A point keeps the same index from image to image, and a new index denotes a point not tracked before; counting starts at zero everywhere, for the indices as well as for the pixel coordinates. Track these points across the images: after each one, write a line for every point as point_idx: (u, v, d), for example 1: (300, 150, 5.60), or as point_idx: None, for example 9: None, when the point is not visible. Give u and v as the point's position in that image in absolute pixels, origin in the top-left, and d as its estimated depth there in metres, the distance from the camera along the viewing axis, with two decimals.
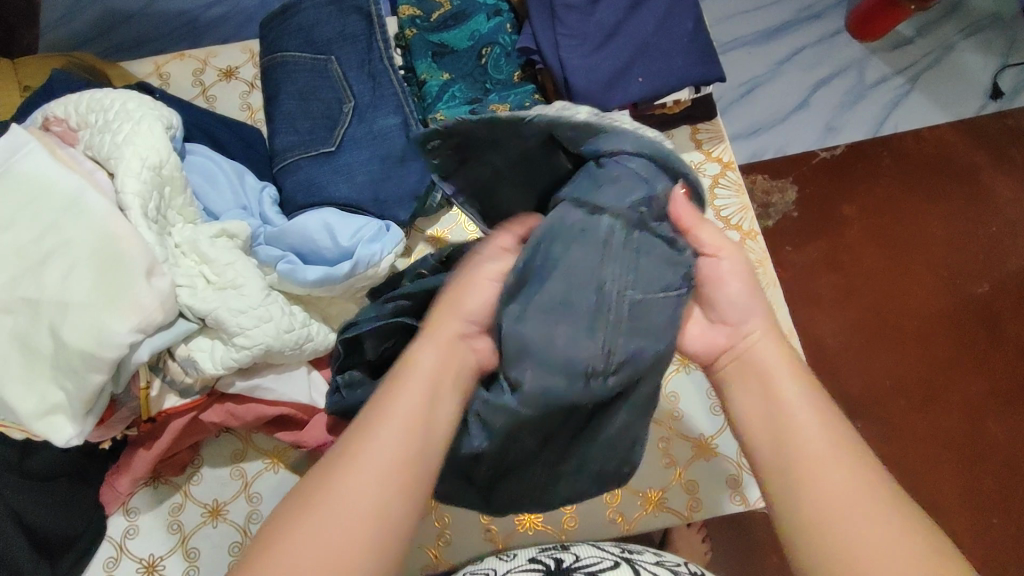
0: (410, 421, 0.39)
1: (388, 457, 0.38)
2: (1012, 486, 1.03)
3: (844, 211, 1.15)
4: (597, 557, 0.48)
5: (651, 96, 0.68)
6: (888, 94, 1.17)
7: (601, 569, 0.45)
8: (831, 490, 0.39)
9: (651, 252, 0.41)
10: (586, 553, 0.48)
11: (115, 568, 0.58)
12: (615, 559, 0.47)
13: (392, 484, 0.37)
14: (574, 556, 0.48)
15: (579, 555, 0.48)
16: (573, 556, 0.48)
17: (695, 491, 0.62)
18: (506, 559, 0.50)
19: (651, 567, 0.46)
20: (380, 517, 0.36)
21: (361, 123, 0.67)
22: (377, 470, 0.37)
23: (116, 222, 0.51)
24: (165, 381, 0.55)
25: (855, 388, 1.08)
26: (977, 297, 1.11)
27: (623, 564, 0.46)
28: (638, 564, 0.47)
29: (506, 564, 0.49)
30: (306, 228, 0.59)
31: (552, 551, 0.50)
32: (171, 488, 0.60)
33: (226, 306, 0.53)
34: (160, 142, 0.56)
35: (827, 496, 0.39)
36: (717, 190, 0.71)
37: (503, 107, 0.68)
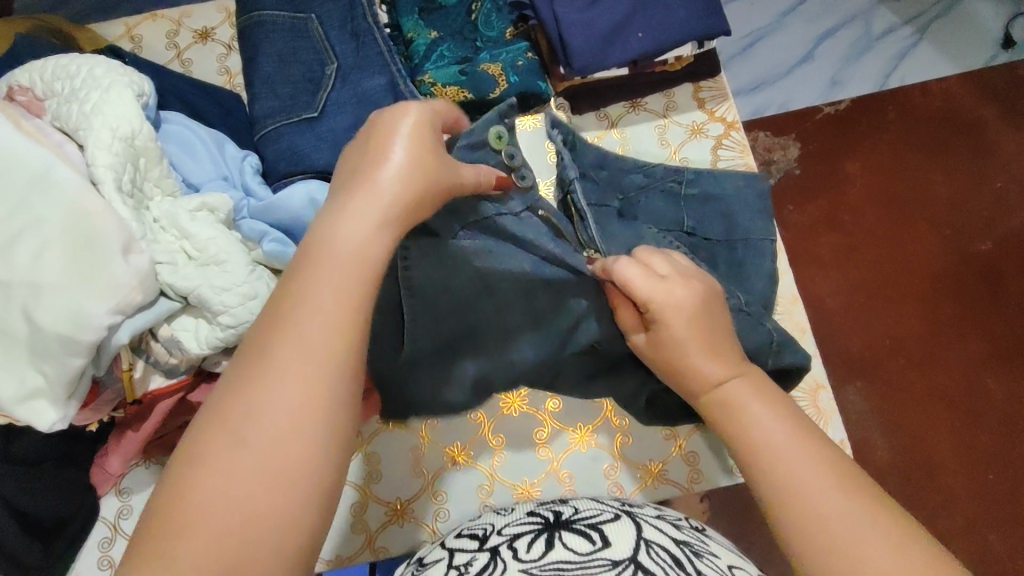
0: (297, 372, 0.33)
1: (268, 424, 0.32)
2: (1008, 439, 1.03)
3: (847, 167, 1.12)
4: (597, 509, 0.45)
5: (651, 52, 0.64)
6: (896, 46, 1.13)
7: (601, 521, 0.43)
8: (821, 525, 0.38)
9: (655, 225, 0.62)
10: (586, 506, 0.46)
11: (110, 549, 0.57)
12: (615, 512, 0.45)
13: (279, 453, 0.32)
14: (572, 509, 0.46)
15: (579, 507, 0.46)
16: (572, 509, 0.46)
17: (696, 463, 0.61)
18: (506, 514, 0.48)
19: (652, 519, 0.44)
20: (286, 437, 0.32)
21: (345, 86, 0.64)
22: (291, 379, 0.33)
23: (89, 197, 0.49)
24: (148, 362, 0.53)
25: (853, 347, 1.06)
26: (980, 254, 1.09)
27: (624, 517, 0.44)
28: (638, 517, 0.44)
29: (505, 519, 0.47)
30: (292, 204, 0.56)
31: (550, 505, 0.47)
32: (163, 468, 0.59)
33: (209, 283, 0.51)
34: (132, 111, 0.53)
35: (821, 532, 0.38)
36: (720, 151, 0.67)
37: (496, 66, 0.65)
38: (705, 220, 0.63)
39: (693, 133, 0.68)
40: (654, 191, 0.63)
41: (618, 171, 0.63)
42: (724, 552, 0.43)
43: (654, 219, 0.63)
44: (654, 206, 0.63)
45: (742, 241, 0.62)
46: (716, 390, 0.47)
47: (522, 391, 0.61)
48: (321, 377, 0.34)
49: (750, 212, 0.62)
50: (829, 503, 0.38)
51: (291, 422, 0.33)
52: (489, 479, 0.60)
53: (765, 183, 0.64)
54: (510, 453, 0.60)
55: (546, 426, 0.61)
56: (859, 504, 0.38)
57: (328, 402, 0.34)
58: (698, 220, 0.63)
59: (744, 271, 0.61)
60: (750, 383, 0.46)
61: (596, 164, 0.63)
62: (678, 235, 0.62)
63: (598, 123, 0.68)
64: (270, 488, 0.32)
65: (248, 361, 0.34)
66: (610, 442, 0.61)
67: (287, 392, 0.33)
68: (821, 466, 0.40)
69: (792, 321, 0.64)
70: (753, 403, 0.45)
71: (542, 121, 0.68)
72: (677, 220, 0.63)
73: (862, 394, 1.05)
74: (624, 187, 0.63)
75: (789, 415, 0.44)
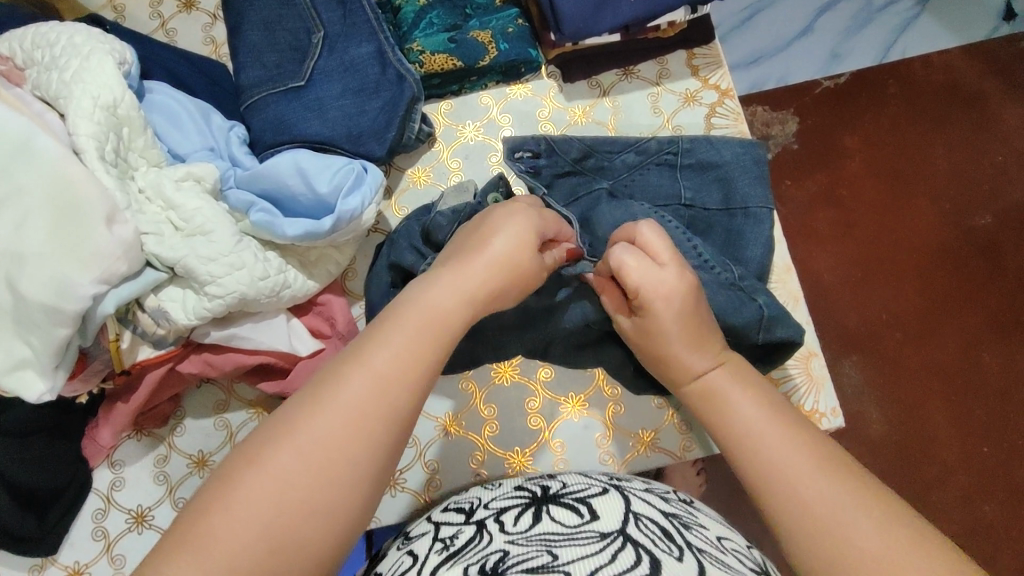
0: (357, 404, 0.34)
1: (319, 450, 0.33)
2: (1003, 414, 1.04)
3: (846, 141, 1.11)
4: (585, 483, 0.45)
5: (643, 17, 0.62)
6: (896, 18, 1.12)
7: (589, 493, 0.43)
8: (808, 505, 0.37)
9: (649, 200, 0.63)
10: (574, 480, 0.46)
11: (104, 520, 0.57)
12: (604, 486, 0.45)
13: (319, 479, 0.33)
14: (561, 483, 0.45)
15: (566, 482, 0.45)
16: (559, 483, 0.45)
17: (688, 432, 0.60)
18: (493, 488, 0.48)
19: (641, 493, 0.44)
20: (312, 478, 0.32)
21: (332, 55, 0.63)
22: (331, 428, 0.33)
23: (71, 166, 0.48)
24: (136, 333, 0.52)
25: (850, 322, 1.06)
26: (979, 229, 1.09)
27: (612, 490, 0.44)
28: (626, 490, 0.44)
29: (492, 493, 0.47)
30: (278, 172, 0.55)
31: (538, 479, 0.47)
32: (155, 440, 0.58)
33: (195, 254, 0.51)
34: (113, 79, 0.52)
35: (804, 511, 0.37)
36: (714, 119, 0.67)
37: (485, 33, 0.64)
38: (701, 189, 0.62)
39: (686, 101, 0.67)
40: (648, 167, 0.63)
41: (605, 157, 0.63)
42: (711, 523, 0.43)
43: (649, 192, 0.63)
44: (649, 179, 0.63)
45: (741, 209, 0.61)
46: (696, 380, 0.47)
47: (514, 360, 0.61)
48: (379, 416, 0.35)
49: (751, 177, 0.62)
50: (813, 490, 0.37)
51: (343, 453, 0.33)
52: (480, 449, 0.60)
53: (763, 150, 0.63)
54: (501, 423, 0.60)
55: (537, 396, 0.61)
56: (845, 490, 0.37)
57: (376, 438, 0.34)
58: (693, 190, 0.62)
59: (738, 240, 0.61)
60: (732, 370, 0.46)
61: (580, 157, 0.63)
62: (675, 208, 0.62)
63: (590, 92, 0.67)
64: (306, 512, 0.32)
65: (295, 403, 0.35)
66: (602, 411, 0.60)
67: (343, 422, 0.34)
68: (801, 444, 0.40)
69: (785, 290, 0.63)
70: (733, 391, 0.45)
71: (533, 89, 0.67)
72: (673, 193, 0.63)
73: (858, 368, 1.05)
74: (614, 169, 0.63)
75: (775, 405, 0.43)
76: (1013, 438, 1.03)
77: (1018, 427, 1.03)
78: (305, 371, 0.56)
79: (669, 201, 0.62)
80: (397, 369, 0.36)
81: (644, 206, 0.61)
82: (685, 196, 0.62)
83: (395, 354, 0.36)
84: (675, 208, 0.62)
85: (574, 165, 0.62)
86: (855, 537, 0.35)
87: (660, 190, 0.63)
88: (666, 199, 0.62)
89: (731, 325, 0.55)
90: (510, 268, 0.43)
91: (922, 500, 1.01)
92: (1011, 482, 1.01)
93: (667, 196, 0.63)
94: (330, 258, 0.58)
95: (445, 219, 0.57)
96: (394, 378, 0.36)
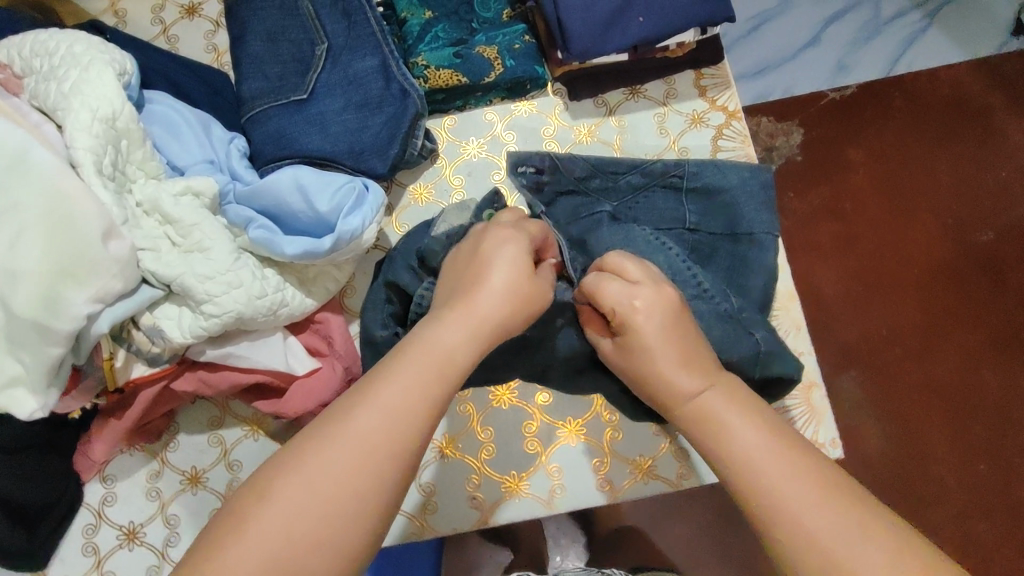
0: (369, 440, 0.34)
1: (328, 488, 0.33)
2: (1002, 432, 1.03)
3: (851, 155, 1.10)
4: None
5: (653, 38, 0.61)
6: (905, 31, 1.11)
7: None
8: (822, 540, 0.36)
9: (653, 223, 0.62)
10: None
11: (94, 535, 0.56)
12: None
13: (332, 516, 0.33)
14: None
15: None
16: None
17: (685, 459, 0.60)
18: None
19: None
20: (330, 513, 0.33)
21: (335, 68, 0.62)
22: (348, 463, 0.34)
23: (67, 181, 0.47)
24: (131, 350, 0.51)
25: (850, 337, 1.06)
26: (981, 246, 1.08)
27: None
28: None
29: None
30: (278, 189, 0.54)
31: None
32: (147, 455, 0.58)
33: (191, 271, 0.50)
34: (112, 90, 0.51)
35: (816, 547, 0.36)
36: (720, 142, 0.66)
37: (491, 49, 0.63)
38: (706, 215, 0.62)
39: (693, 122, 0.66)
40: (654, 189, 0.62)
41: (609, 178, 0.63)
42: None
43: (653, 215, 0.62)
44: (654, 202, 0.62)
45: (746, 236, 0.61)
46: (689, 404, 0.44)
47: (512, 384, 0.60)
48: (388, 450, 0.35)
49: (757, 203, 0.61)
50: (805, 519, 0.37)
51: (354, 486, 0.33)
52: (476, 472, 0.59)
53: (770, 175, 0.62)
54: (498, 446, 0.60)
55: (535, 420, 0.60)
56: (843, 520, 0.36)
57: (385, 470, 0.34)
58: (698, 215, 0.62)
59: (743, 267, 0.61)
60: (725, 392, 0.43)
61: (584, 176, 0.62)
62: (678, 233, 0.62)
63: (596, 110, 0.66)
64: (313, 548, 0.32)
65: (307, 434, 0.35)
66: (599, 436, 0.60)
67: (353, 464, 0.34)
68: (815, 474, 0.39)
69: (787, 317, 0.63)
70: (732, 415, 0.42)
71: (538, 107, 0.66)
72: (678, 215, 0.62)
73: (857, 384, 1.05)
74: (618, 190, 0.63)
75: (768, 423, 0.41)
76: (1011, 456, 1.02)
77: (1017, 445, 1.02)
78: (302, 392, 0.55)
79: (673, 226, 0.62)
80: (410, 403, 0.36)
81: (649, 230, 0.60)
82: (690, 221, 0.62)
83: (409, 383, 0.37)
84: (677, 233, 0.62)
85: (577, 184, 0.62)
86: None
87: (664, 214, 0.62)
88: (670, 224, 0.62)
89: (728, 360, 0.55)
90: (512, 302, 0.42)
91: (918, 517, 1.01)
92: (1008, 501, 1.01)
93: (671, 221, 0.62)
94: (329, 276, 0.57)
95: (440, 244, 0.55)
96: (406, 403, 0.36)
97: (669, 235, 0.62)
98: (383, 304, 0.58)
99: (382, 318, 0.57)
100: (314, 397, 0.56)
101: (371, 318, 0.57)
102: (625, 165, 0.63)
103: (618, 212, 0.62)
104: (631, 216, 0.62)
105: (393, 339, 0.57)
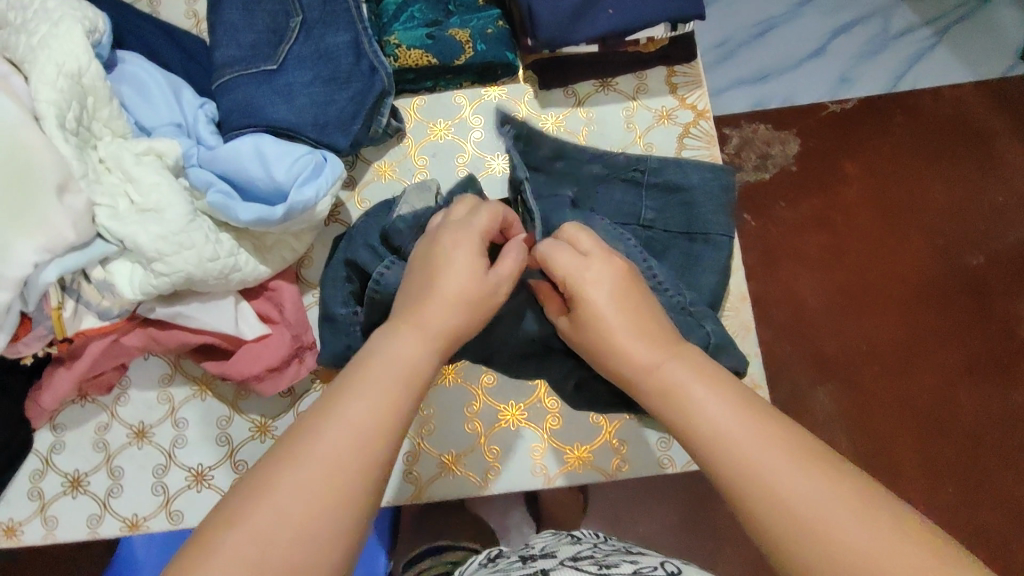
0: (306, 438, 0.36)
1: (293, 497, 0.34)
2: (972, 455, 1.03)
3: (845, 168, 1.10)
4: None
5: (620, 31, 0.61)
6: (911, 48, 1.11)
7: None
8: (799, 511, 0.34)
9: (611, 212, 0.63)
10: None
11: (41, 480, 0.58)
12: None
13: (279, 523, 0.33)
14: None
15: None
16: None
17: (623, 450, 0.60)
18: None
19: None
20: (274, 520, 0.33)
21: (308, 41, 0.63)
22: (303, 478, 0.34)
23: (27, 132, 0.50)
24: (80, 302, 0.53)
25: (827, 348, 1.06)
26: (967, 268, 1.08)
27: None
28: None
29: None
30: (238, 155, 0.55)
31: None
32: (97, 408, 0.59)
33: (145, 230, 0.51)
34: (80, 47, 0.52)
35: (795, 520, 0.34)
36: (686, 140, 0.66)
37: (463, 32, 0.63)
38: (664, 211, 0.63)
39: (660, 118, 0.67)
40: (615, 182, 0.63)
41: (575, 163, 0.63)
42: None
43: (610, 206, 0.63)
44: (614, 193, 0.63)
45: (701, 235, 0.61)
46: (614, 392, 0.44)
47: (458, 363, 0.61)
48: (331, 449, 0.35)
49: (715, 204, 0.62)
50: (786, 487, 0.35)
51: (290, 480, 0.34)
52: (415, 448, 0.60)
53: (732, 177, 0.63)
54: (439, 424, 0.61)
55: (477, 401, 0.61)
56: (823, 486, 0.35)
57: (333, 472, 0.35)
58: (657, 211, 0.63)
59: (695, 264, 0.61)
60: (686, 363, 0.42)
61: (552, 156, 0.62)
62: (634, 228, 0.62)
63: (565, 100, 0.67)
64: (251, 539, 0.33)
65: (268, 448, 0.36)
66: (538, 421, 0.61)
67: (316, 471, 0.34)
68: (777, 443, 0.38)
69: (737, 319, 0.63)
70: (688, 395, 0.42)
71: (508, 92, 0.67)
72: (635, 210, 0.63)
73: (831, 396, 1.05)
74: (581, 178, 0.63)
75: (734, 393, 0.41)
76: (979, 479, 1.02)
77: (985, 469, 1.03)
78: (248, 357, 0.57)
79: (630, 219, 0.63)
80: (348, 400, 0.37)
81: (605, 219, 0.61)
82: (647, 217, 0.62)
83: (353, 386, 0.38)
84: (633, 225, 0.62)
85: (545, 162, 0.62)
86: (794, 552, 0.34)
87: (623, 207, 0.63)
88: (627, 217, 0.63)
89: None
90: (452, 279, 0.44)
91: None
92: (973, 524, 1.01)
93: (629, 214, 0.63)
94: (285, 245, 0.58)
95: (406, 224, 0.56)
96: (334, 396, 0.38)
97: (625, 226, 0.62)
98: (344, 284, 0.59)
99: (342, 296, 0.58)
100: (259, 362, 0.56)
101: (331, 295, 0.58)
102: (589, 152, 0.63)
103: (578, 197, 0.63)
104: (590, 202, 0.63)
105: (353, 318, 0.58)
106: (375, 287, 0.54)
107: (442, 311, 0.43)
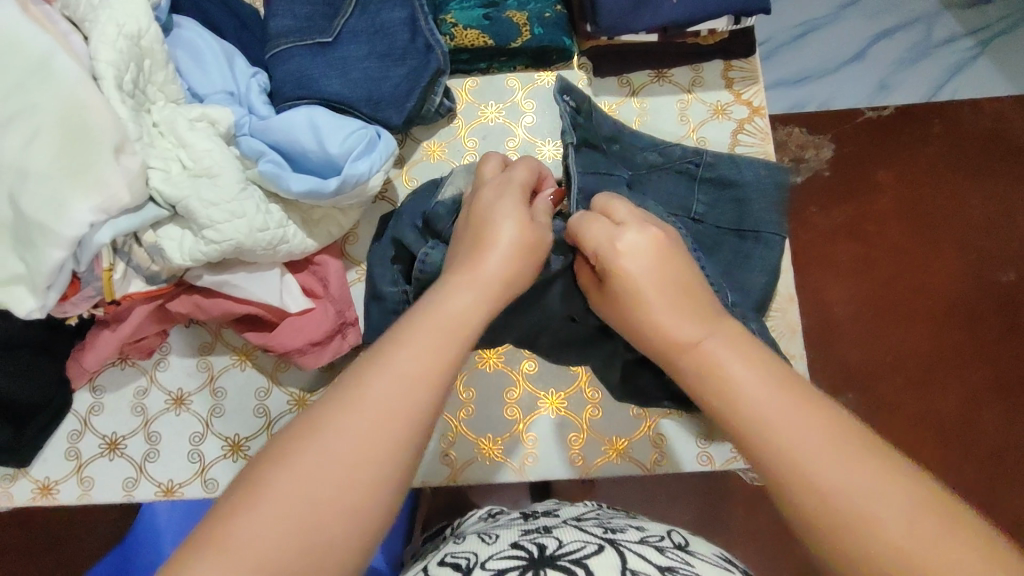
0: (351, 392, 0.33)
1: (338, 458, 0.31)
2: (995, 474, 1.02)
3: (881, 177, 1.09)
4: (581, 542, 0.39)
5: (682, 22, 0.60)
6: (953, 57, 1.09)
7: (586, 554, 0.37)
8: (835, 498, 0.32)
9: (665, 201, 0.61)
10: (569, 538, 0.40)
11: (78, 442, 0.58)
12: (600, 543, 0.39)
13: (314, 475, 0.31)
14: (557, 541, 0.39)
15: (562, 540, 0.39)
16: (556, 541, 0.39)
17: (662, 445, 0.60)
18: (489, 545, 0.41)
19: (635, 545, 0.38)
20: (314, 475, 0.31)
21: (364, 15, 0.62)
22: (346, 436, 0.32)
23: (87, 90, 0.48)
24: (130, 265, 0.53)
25: (853, 358, 1.05)
26: (1001, 285, 1.06)
27: (608, 547, 0.38)
28: (622, 545, 0.38)
29: (488, 550, 0.40)
30: (292, 125, 0.54)
31: (535, 536, 0.41)
32: (137, 371, 0.59)
33: (197, 195, 0.51)
34: (140, 8, 0.52)
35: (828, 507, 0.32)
36: (740, 136, 0.65)
37: (521, 15, 0.62)
38: (714, 207, 0.62)
39: (715, 113, 0.65)
40: (668, 172, 0.62)
41: (630, 148, 0.62)
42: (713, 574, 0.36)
43: (665, 196, 0.61)
44: (669, 181, 0.62)
45: (752, 233, 0.60)
46: None
47: (500, 348, 0.61)
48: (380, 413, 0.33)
49: (766, 202, 0.61)
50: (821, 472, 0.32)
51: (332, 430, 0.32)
52: (453, 431, 0.60)
53: (785, 175, 0.61)
54: (478, 407, 0.60)
55: (518, 387, 0.61)
56: (866, 473, 0.32)
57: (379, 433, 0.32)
58: (707, 206, 0.62)
59: (745, 262, 0.60)
60: (726, 339, 0.39)
61: (609, 137, 0.61)
62: (684, 221, 0.61)
63: (619, 89, 0.66)
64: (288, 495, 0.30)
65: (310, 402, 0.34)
66: (579, 412, 0.60)
67: (361, 434, 0.32)
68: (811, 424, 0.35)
69: (783, 319, 0.62)
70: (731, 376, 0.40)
71: (562, 78, 0.66)
72: (686, 204, 0.61)
73: (853, 406, 1.04)
74: (636, 163, 0.62)
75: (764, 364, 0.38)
76: (1000, 498, 1.01)
77: (1007, 488, 1.01)
78: (291, 329, 0.56)
79: (683, 211, 0.61)
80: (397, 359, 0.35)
81: (659, 208, 0.59)
82: (698, 212, 0.61)
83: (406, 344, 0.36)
84: (687, 217, 0.61)
85: (602, 141, 0.61)
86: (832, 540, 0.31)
87: (677, 198, 0.61)
88: (680, 209, 0.61)
89: None
90: (516, 253, 0.42)
91: None
92: None
93: (682, 207, 0.61)
94: (333, 220, 0.58)
95: (445, 209, 0.54)
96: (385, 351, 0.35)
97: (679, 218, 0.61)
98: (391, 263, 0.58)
99: (391, 274, 0.58)
100: (302, 336, 0.56)
101: (380, 272, 0.58)
102: (643, 142, 0.62)
103: (634, 184, 0.61)
104: (645, 189, 0.61)
105: (400, 296, 0.57)
106: (419, 268, 0.54)
107: (503, 294, 0.42)
